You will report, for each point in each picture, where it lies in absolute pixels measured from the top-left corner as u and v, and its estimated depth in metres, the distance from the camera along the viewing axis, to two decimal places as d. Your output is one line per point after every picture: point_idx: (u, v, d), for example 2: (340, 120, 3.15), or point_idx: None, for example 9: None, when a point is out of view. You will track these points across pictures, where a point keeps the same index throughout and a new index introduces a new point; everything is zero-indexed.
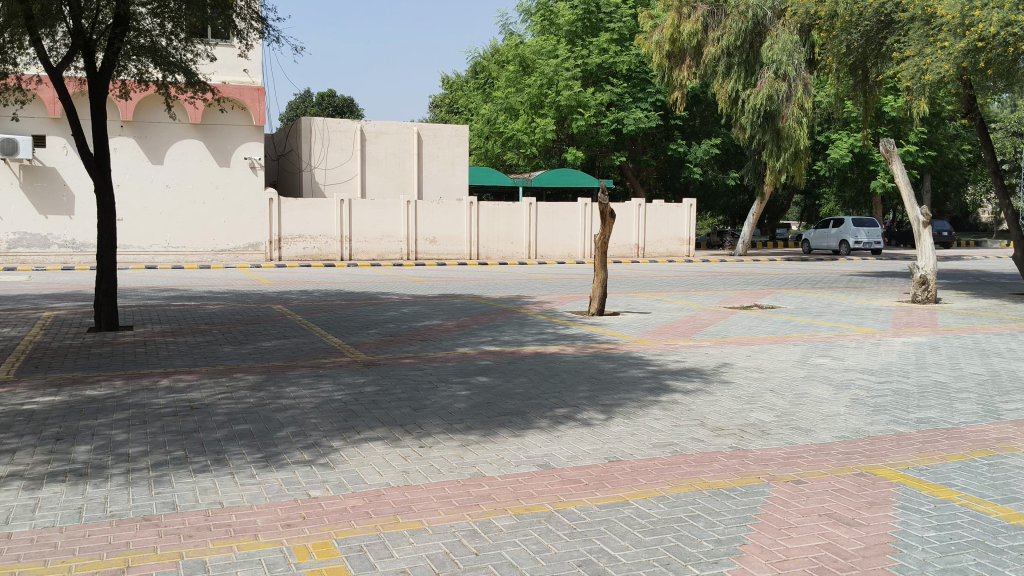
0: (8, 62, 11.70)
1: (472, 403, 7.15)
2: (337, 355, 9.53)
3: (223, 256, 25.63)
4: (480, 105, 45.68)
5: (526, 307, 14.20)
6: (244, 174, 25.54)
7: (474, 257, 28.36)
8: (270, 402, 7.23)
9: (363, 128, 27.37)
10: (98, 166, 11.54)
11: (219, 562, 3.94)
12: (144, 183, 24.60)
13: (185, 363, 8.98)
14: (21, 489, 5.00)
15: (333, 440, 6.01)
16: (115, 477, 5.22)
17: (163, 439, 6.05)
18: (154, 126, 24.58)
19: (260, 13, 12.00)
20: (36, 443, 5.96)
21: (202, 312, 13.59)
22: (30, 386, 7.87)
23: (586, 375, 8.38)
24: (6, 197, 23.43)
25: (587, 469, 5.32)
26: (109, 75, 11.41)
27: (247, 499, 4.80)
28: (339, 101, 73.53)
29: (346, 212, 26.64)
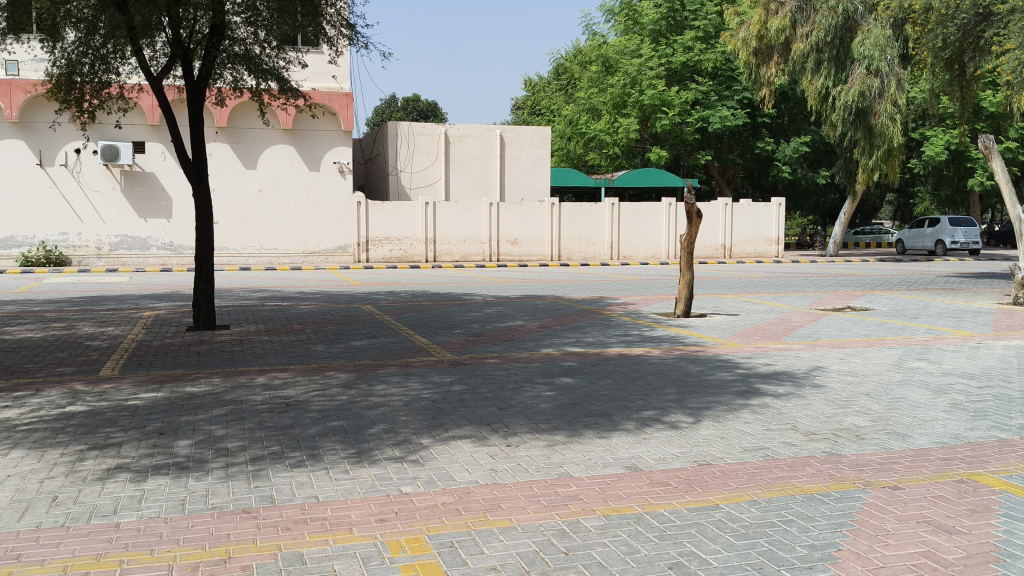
0: (111, 72, 12.21)
1: (557, 404, 7.16)
2: (424, 355, 9.64)
3: (313, 258, 26.30)
4: (564, 105, 45.76)
5: (610, 309, 14.15)
6: (333, 178, 26.10)
7: (556, 258, 28.37)
8: (361, 399, 7.38)
9: (447, 131, 27.63)
10: (196, 171, 11.93)
11: (316, 555, 4.04)
12: (239, 187, 25.33)
13: (279, 362, 9.20)
14: (128, 481, 5.22)
15: (422, 437, 6.10)
16: (216, 470, 5.41)
17: (260, 435, 6.24)
18: (248, 132, 25.28)
19: (350, 20, 12.23)
20: (141, 437, 6.21)
21: (295, 312, 13.94)
22: (134, 382, 8.21)
23: (673, 377, 8.30)
24: (108, 201, 24.42)
25: (677, 472, 5.27)
26: (206, 84, 11.82)
27: (342, 494, 4.91)
28: (423, 105, 74.52)
29: (430, 214, 26.97)
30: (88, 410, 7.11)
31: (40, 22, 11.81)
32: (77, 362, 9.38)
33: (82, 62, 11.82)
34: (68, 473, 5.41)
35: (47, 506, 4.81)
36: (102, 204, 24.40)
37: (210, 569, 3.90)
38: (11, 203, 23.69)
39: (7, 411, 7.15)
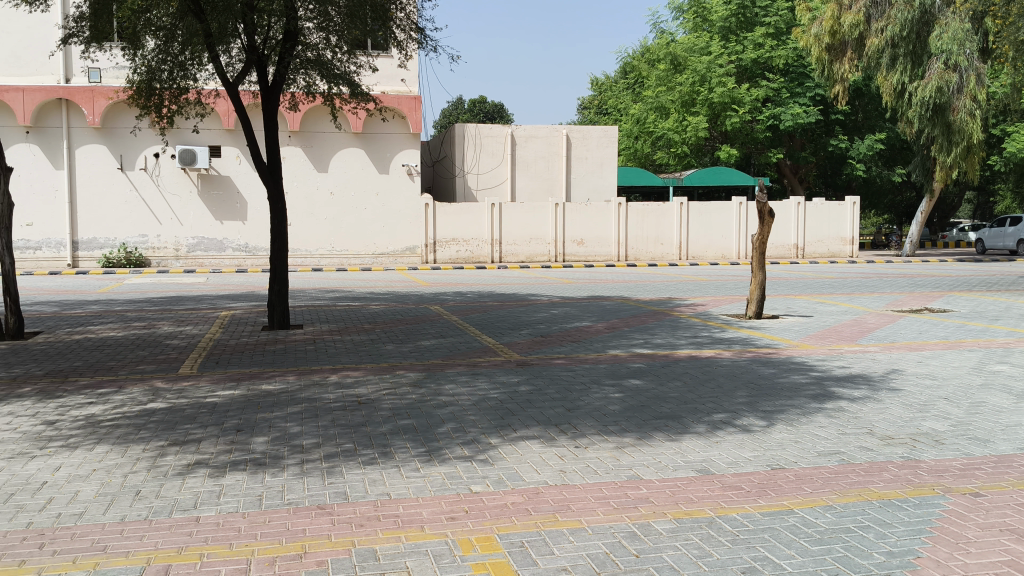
0: (189, 78, 12.53)
1: (626, 406, 7.13)
2: (491, 355, 9.68)
3: (382, 259, 26.65)
4: (631, 104, 45.54)
5: (679, 310, 14.04)
6: (401, 181, 26.37)
7: (623, 259, 28.22)
8: (430, 398, 7.45)
9: (514, 132, 27.66)
10: (271, 175, 12.19)
11: (389, 551, 4.11)
12: (311, 190, 25.83)
13: (351, 361, 9.35)
14: (208, 476, 5.37)
15: (491, 437, 6.13)
16: (291, 467, 5.52)
17: (334, 432, 6.36)
18: (320, 135, 25.73)
19: (419, 23, 12.38)
20: (219, 434, 6.38)
21: (365, 312, 14.16)
22: (212, 380, 8.44)
23: (744, 380, 8.19)
24: (186, 204, 25.10)
25: (749, 476, 5.21)
26: (280, 88, 12.08)
27: (413, 491, 4.98)
28: (490, 107, 74.95)
29: (496, 216, 27.09)
30: (168, 407, 7.33)
31: (122, 31, 12.17)
32: (158, 360, 9.68)
33: (161, 69, 12.14)
34: (150, 468, 5.59)
35: (130, 500, 4.98)
36: (180, 207, 25.09)
37: (287, 564, 3.99)
38: (94, 206, 24.52)
39: (92, 407, 7.41)
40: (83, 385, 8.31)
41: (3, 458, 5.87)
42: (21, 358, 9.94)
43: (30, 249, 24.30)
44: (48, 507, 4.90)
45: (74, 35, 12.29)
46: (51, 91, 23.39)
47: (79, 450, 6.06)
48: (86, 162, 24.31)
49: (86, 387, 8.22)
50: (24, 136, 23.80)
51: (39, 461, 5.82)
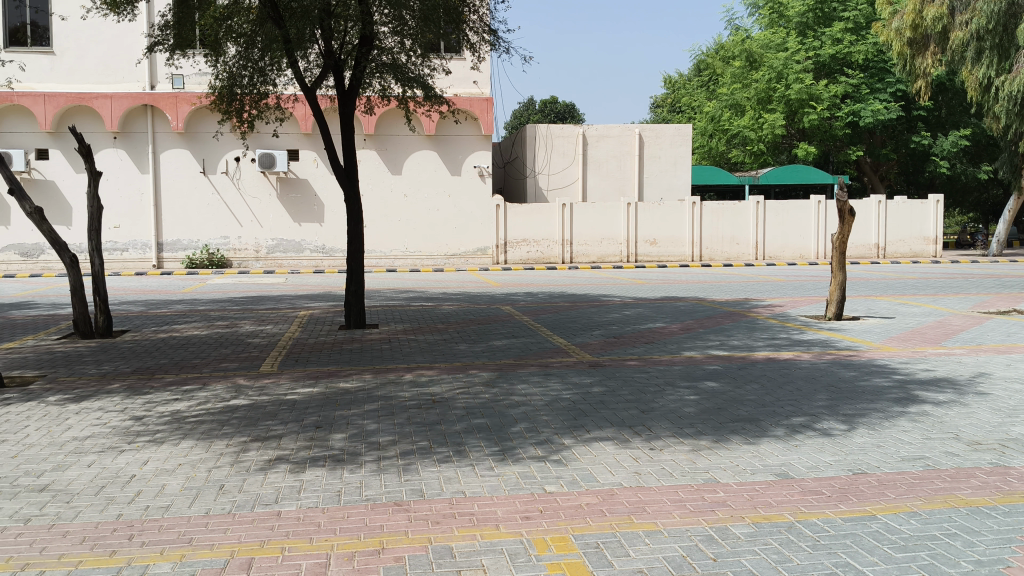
0: (269, 84, 12.81)
1: (701, 408, 7.06)
2: (564, 355, 9.68)
3: (455, 260, 26.87)
4: (705, 103, 45.00)
5: (756, 311, 13.82)
6: (474, 182, 26.55)
7: (697, 259, 27.92)
8: (503, 398, 7.49)
9: (585, 132, 27.49)
10: (348, 178, 12.39)
11: (465, 549, 4.14)
12: (385, 193, 26.20)
13: (425, 360, 9.46)
14: (288, 472, 5.50)
15: (565, 437, 6.14)
16: (368, 463, 5.62)
17: (409, 430, 6.44)
18: (394, 138, 26.09)
19: (492, 26, 12.47)
20: (298, 430, 6.52)
21: (439, 312, 14.30)
22: (292, 377, 8.64)
23: (824, 383, 8.02)
24: (265, 207, 25.67)
25: (830, 481, 5.10)
26: (356, 92, 12.32)
27: (488, 490, 5.02)
28: (561, 107, 75.01)
29: (567, 215, 27.02)
30: (250, 404, 7.53)
31: (205, 38, 12.54)
32: (240, 358, 9.96)
33: (242, 75, 12.42)
34: (233, 463, 5.75)
35: (214, 494, 5.12)
36: (259, 210, 25.67)
37: (365, 559, 4.06)
38: (177, 209, 25.28)
39: (177, 403, 7.67)
40: (169, 382, 8.59)
41: (95, 452, 6.10)
42: (111, 355, 10.34)
43: (118, 250, 25.22)
44: (137, 499, 5.08)
45: (160, 43, 12.64)
46: (137, 98, 24.22)
47: (166, 445, 6.26)
48: (170, 166, 25.09)
49: (171, 384, 8.51)
50: (112, 141, 24.71)
51: (128, 455, 6.03)
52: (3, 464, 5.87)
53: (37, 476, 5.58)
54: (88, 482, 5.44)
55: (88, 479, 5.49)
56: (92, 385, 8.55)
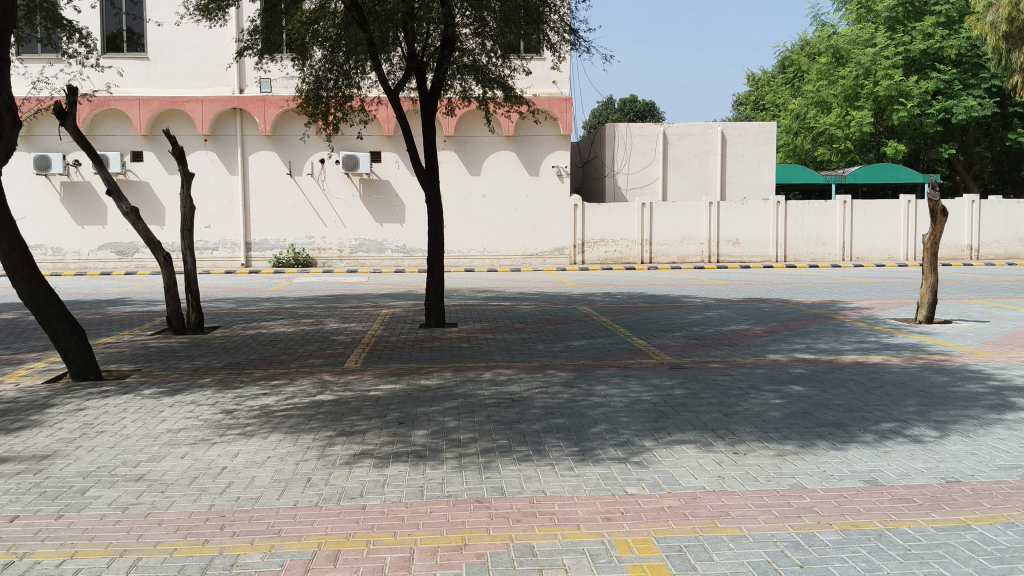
0: (354, 86, 13.09)
1: (786, 413, 6.93)
2: (644, 357, 9.60)
3: (532, 260, 26.93)
4: (789, 100, 44.11)
5: (843, 313, 13.48)
6: (552, 182, 26.54)
7: (781, 259, 27.38)
8: (582, 399, 7.48)
9: (666, 130, 27.19)
10: (429, 179, 12.55)
11: (546, 548, 4.16)
12: (464, 193, 26.44)
13: (504, 359, 9.51)
14: (373, 466, 5.60)
15: (646, 440, 6.10)
16: (449, 460, 5.68)
17: (489, 428, 6.50)
18: (473, 139, 26.29)
19: (572, 26, 12.45)
20: (382, 426, 6.64)
21: (517, 312, 14.37)
22: (375, 374, 8.80)
23: (915, 388, 7.78)
24: (348, 207, 26.14)
25: (922, 489, 4.96)
26: (438, 94, 12.49)
27: (569, 490, 5.02)
28: (641, 106, 74.66)
29: (647, 215, 26.81)
30: (335, 399, 7.70)
31: (291, 42, 12.86)
32: (325, 355, 10.17)
33: (328, 78, 12.75)
34: (319, 456, 5.89)
35: (302, 486, 5.25)
36: (342, 210, 26.15)
37: (448, 555, 4.11)
38: (264, 209, 25.94)
39: (266, 397, 7.88)
40: (258, 377, 8.85)
41: (188, 444, 6.32)
42: (202, 350, 10.69)
43: (208, 249, 26.00)
44: (229, 490, 5.24)
45: (249, 48, 13.05)
46: (226, 101, 24.95)
47: (255, 438, 6.44)
48: (257, 168, 25.77)
49: (259, 379, 8.75)
50: (203, 144, 25.53)
51: (219, 447, 6.23)
52: (103, 454, 6.13)
53: (134, 466, 5.81)
54: (181, 472, 5.64)
55: (182, 470, 5.69)
56: (184, 379, 8.86)
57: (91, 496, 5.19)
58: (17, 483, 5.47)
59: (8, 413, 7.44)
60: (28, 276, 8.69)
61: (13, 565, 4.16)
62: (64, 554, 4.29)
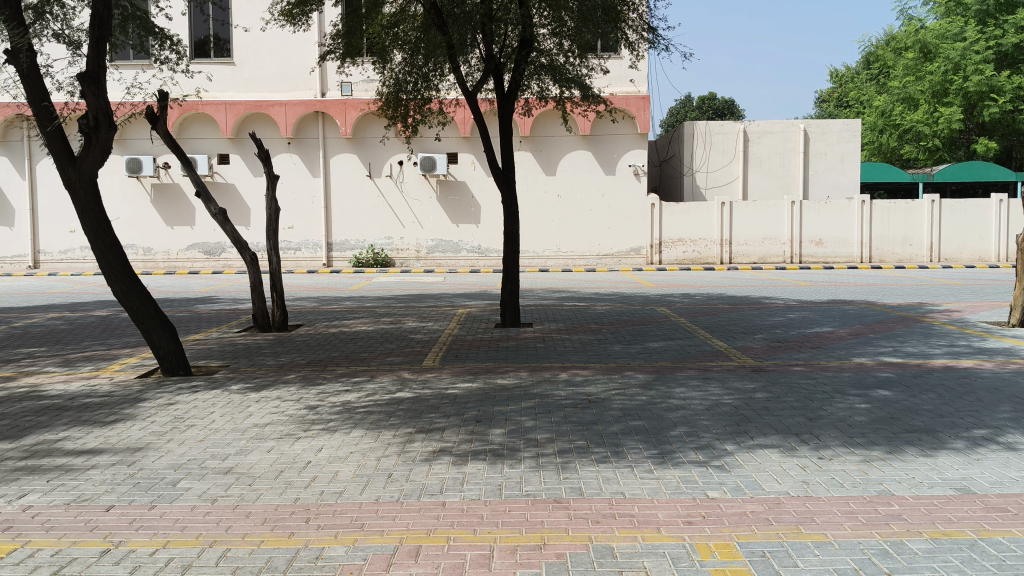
0: (433, 89, 13.24)
1: (873, 418, 6.75)
2: (725, 359, 9.46)
3: (607, 260, 26.78)
4: (874, 97, 42.97)
5: (931, 316, 13.07)
6: (628, 182, 26.37)
7: (865, 260, 26.70)
8: (661, 401, 7.42)
9: (746, 128, 26.78)
10: (506, 180, 12.60)
11: (627, 550, 4.14)
12: (541, 193, 26.50)
13: (580, 360, 9.49)
14: (451, 464, 5.66)
15: (727, 443, 6.02)
16: (527, 460, 5.71)
17: (567, 428, 6.49)
18: (549, 139, 26.35)
19: (651, 24, 12.34)
20: (460, 424, 6.71)
21: (593, 312, 14.34)
22: (453, 372, 8.89)
23: (1008, 394, 7.51)
24: (425, 209, 26.41)
25: (1017, 498, 4.78)
26: (515, 96, 12.55)
27: (648, 492, 4.99)
28: (720, 103, 73.65)
29: (726, 214, 26.44)
30: (414, 397, 7.80)
31: (372, 46, 13.06)
32: (403, 353, 10.31)
33: (407, 81, 12.94)
34: (399, 453, 5.98)
35: (383, 482, 5.34)
36: (420, 211, 26.44)
37: (528, 554, 4.13)
38: (344, 210, 26.40)
39: (347, 394, 8.03)
40: (339, 374, 9.02)
41: (274, 439, 6.48)
42: (287, 347, 10.95)
43: (292, 249, 26.62)
44: (313, 484, 5.36)
45: (332, 52, 13.31)
46: (309, 105, 25.49)
47: (338, 434, 6.57)
48: (338, 169, 26.27)
49: (341, 376, 8.92)
50: (286, 147, 26.16)
51: (303, 441, 6.38)
52: (192, 447, 6.33)
53: (222, 459, 5.98)
54: (268, 466, 5.79)
55: (268, 463, 5.84)
56: (270, 375, 9.08)
57: (181, 488, 5.37)
58: (112, 474, 5.69)
59: (104, 406, 7.74)
60: (121, 274, 9.00)
61: (110, 553, 4.33)
62: (157, 543, 4.45)
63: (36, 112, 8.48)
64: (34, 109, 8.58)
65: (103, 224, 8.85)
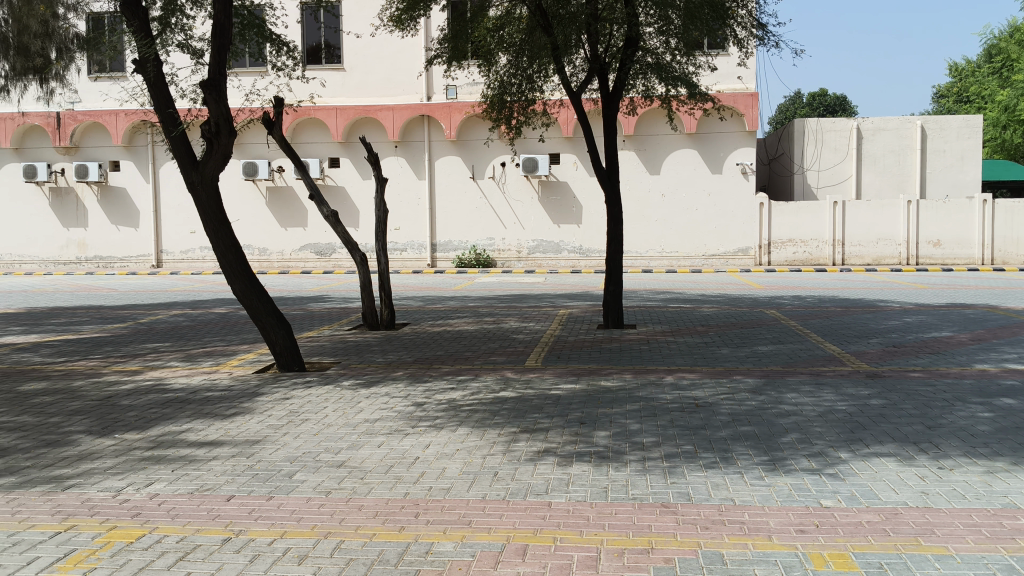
0: (537, 90, 13.30)
1: (998, 427, 6.45)
2: (838, 364, 9.19)
3: (713, 260, 26.28)
4: (997, 91, 41.00)
5: None
6: (735, 181, 25.87)
7: (986, 262, 25.52)
8: (771, 406, 7.26)
9: (860, 126, 25.98)
10: (610, 181, 12.53)
11: (737, 558, 4.08)
12: (645, 193, 26.31)
13: (686, 363, 9.37)
14: (557, 464, 5.69)
15: (841, 451, 5.86)
16: (633, 463, 5.68)
17: (673, 432, 6.43)
18: (653, 138, 26.19)
19: (761, 20, 12.10)
20: (564, 425, 6.72)
21: (699, 314, 14.13)
22: (556, 373, 8.92)
23: None
24: (528, 209, 26.50)
25: None
26: (620, 96, 12.48)
27: (758, 499, 4.90)
28: (832, 100, 71.37)
29: (839, 214, 25.66)
30: (518, 396, 7.85)
31: (478, 50, 13.17)
32: (506, 353, 10.40)
33: (512, 83, 13.04)
34: (505, 451, 6.03)
35: (490, 480, 5.39)
36: (522, 212, 26.55)
37: (635, 557, 4.11)
38: (448, 211, 26.76)
39: (453, 392, 8.14)
40: (445, 372, 9.18)
41: (383, 434, 6.64)
42: (394, 345, 11.18)
43: (398, 249, 27.08)
44: (421, 480, 5.46)
45: (438, 56, 13.52)
46: (415, 109, 26.13)
47: (445, 431, 6.69)
48: (443, 171, 26.69)
49: (446, 374, 9.06)
50: (393, 150, 26.75)
51: (411, 438, 6.51)
52: (307, 441, 6.54)
53: (335, 453, 6.17)
54: (378, 461, 5.94)
55: (378, 458, 5.99)
56: (379, 372, 9.30)
57: (297, 480, 5.56)
58: (233, 465, 5.93)
59: (224, 400, 8.07)
60: (241, 274, 9.38)
61: (230, 541, 4.52)
62: (275, 533, 4.61)
63: (162, 119, 8.88)
64: (160, 116, 8.99)
65: (224, 226, 9.24)
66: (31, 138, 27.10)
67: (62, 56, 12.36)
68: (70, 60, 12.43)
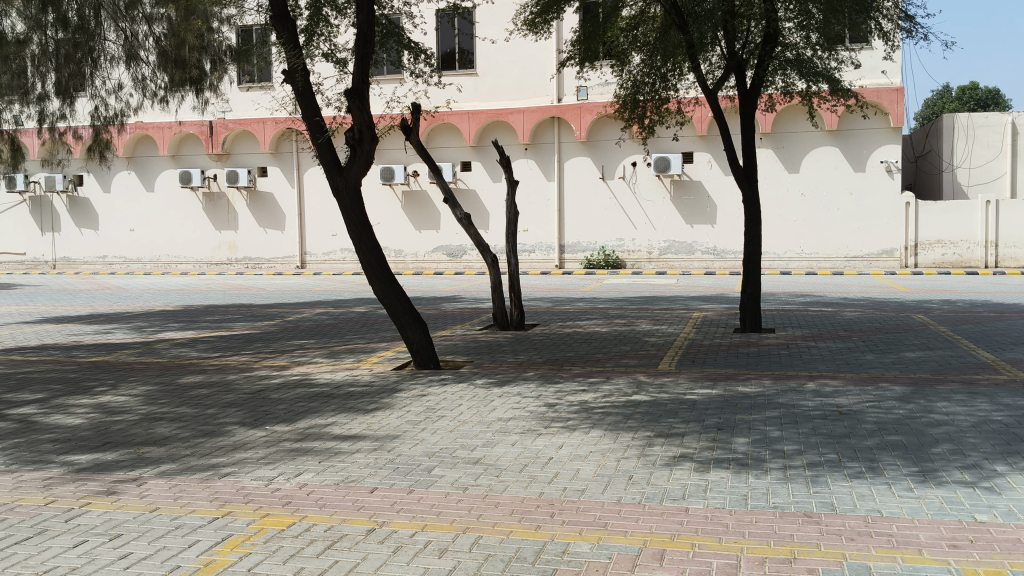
0: (670, 89, 13.15)
1: None
2: (993, 373, 8.71)
3: (856, 262, 25.26)
4: None
5: None
6: (879, 179, 24.84)
7: None
8: (921, 415, 6.96)
9: (1016, 120, 24.46)
10: (747, 179, 12.26)
11: (885, 570, 3.96)
12: (783, 191, 25.61)
13: (828, 369, 9.10)
14: (693, 470, 5.64)
15: (997, 464, 5.57)
16: (773, 471, 5.57)
17: (816, 440, 6.26)
18: (791, 136, 25.50)
19: (907, 11, 11.55)
20: (701, 430, 6.64)
21: (841, 318, 13.67)
22: (691, 377, 8.83)
23: None
24: (660, 209, 26.23)
25: None
26: (758, 92, 12.19)
27: (907, 512, 4.72)
28: (984, 94, 67.56)
29: (992, 213, 24.27)
30: (651, 400, 7.81)
31: (610, 50, 13.11)
32: (639, 355, 10.36)
33: (646, 82, 12.96)
34: (640, 455, 6.03)
35: (624, 483, 5.41)
36: (654, 212, 26.28)
37: (777, 566, 4.05)
38: (579, 212, 26.80)
39: (585, 394, 8.19)
40: (577, 373, 9.23)
41: (517, 433, 6.74)
42: (526, 346, 11.30)
43: (527, 251, 27.32)
44: (556, 480, 5.53)
45: (570, 57, 13.54)
46: (546, 111, 26.33)
47: (579, 432, 6.73)
48: (573, 173, 26.77)
49: (579, 376, 9.09)
50: (524, 152, 27.03)
51: (545, 438, 6.58)
52: (444, 437, 6.71)
53: (471, 449, 6.31)
54: (513, 459, 6.04)
55: (513, 457, 6.09)
56: (511, 372, 9.42)
57: (436, 474, 5.72)
58: (375, 458, 6.16)
59: (366, 396, 8.37)
60: (380, 275, 9.71)
61: (375, 532, 4.70)
62: (417, 526, 4.77)
63: (309, 126, 9.28)
64: (307, 124, 9.39)
65: (365, 228, 9.58)
66: (186, 146, 28.83)
67: (216, 66, 13.17)
68: (224, 71, 13.29)
